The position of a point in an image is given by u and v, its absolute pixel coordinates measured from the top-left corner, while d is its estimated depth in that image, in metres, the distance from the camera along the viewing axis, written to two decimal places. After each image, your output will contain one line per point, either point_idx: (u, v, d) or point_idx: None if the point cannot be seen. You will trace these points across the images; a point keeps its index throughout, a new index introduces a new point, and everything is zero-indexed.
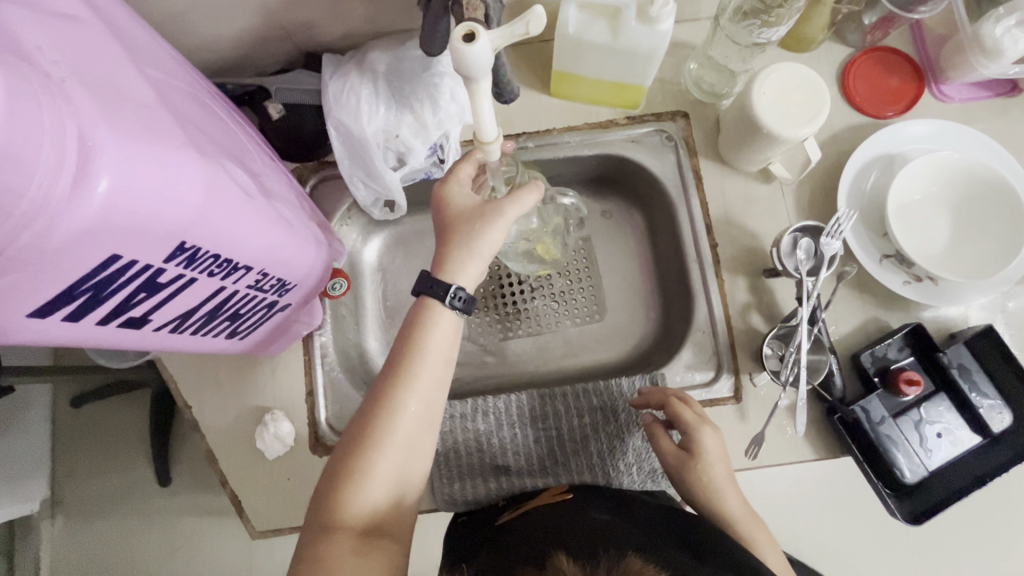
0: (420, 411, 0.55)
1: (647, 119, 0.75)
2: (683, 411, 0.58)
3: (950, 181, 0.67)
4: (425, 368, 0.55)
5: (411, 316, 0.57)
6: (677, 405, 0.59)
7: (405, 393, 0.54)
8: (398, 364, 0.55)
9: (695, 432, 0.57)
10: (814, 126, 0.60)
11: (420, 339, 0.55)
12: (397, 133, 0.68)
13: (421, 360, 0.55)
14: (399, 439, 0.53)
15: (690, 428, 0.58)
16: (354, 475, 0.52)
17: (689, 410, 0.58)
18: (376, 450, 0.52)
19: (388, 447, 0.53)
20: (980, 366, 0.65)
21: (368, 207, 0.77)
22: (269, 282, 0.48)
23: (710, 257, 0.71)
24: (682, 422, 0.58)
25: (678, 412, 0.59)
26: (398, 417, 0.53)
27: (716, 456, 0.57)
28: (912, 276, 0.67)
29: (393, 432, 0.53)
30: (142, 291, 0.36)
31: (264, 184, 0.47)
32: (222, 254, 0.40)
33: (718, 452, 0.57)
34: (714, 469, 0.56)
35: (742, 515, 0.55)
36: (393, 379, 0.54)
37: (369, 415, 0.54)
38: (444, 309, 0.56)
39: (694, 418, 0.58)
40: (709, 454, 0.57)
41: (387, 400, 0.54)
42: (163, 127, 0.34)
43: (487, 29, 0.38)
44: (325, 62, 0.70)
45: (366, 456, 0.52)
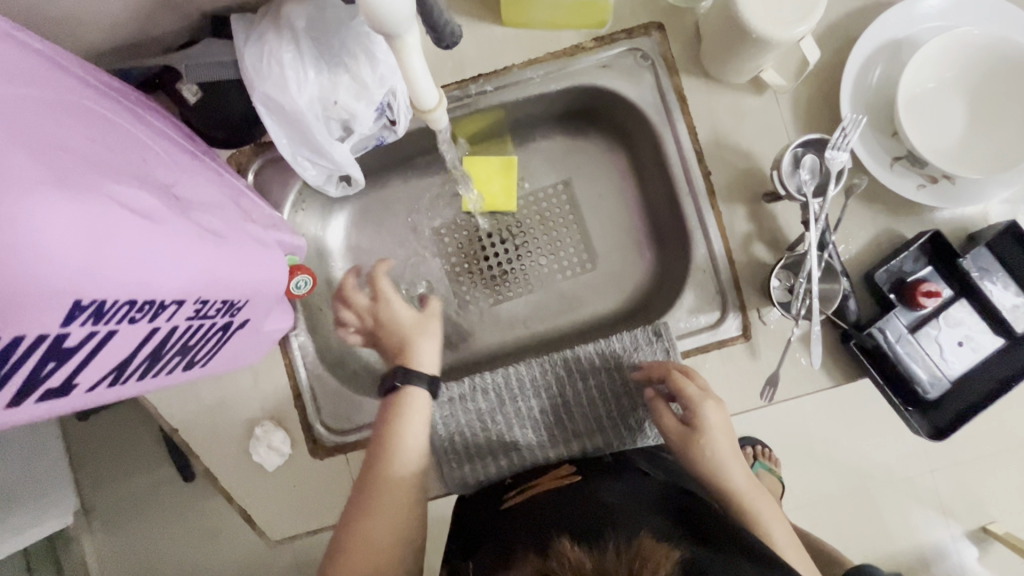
0: (412, 472, 0.56)
1: (618, 38, 0.65)
2: (685, 385, 0.57)
3: (969, 63, 0.59)
4: (407, 440, 0.57)
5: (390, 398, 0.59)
6: (679, 379, 0.58)
7: (392, 466, 0.56)
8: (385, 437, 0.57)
9: (697, 403, 0.56)
10: (812, 23, 0.52)
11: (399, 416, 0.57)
12: (334, 99, 0.60)
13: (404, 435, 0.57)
14: (388, 506, 0.54)
15: (693, 403, 0.56)
16: (346, 549, 0.51)
17: (691, 383, 0.57)
18: (366, 521, 0.53)
19: (381, 517, 0.53)
20: (1000, 265, 0.61)
21: (322, 186, 0.70)
22: (213, 307, 0.42)
23: (704, 188, 0.65)
24: (684, 396, 0.57)
25: (680, 384, 0.57)
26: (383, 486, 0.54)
27: (718, 430, 0.55)
28: (926, 178, 0.60)
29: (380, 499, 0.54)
30: (49, 361, 0.30)
31: (178, 197, 0.40)
32: (139, 298, 0.33)
33: (721, 425, 0.56)
34: (715, 442, 0.55)
35: (746, 484, 0.54)
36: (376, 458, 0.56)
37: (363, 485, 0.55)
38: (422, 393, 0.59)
39: (697, 392, 0.56)
40: (709, 427, 0.55)
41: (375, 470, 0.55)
42: (10, 166, 0.27)
43: None
44: (235, 25, 0.59)
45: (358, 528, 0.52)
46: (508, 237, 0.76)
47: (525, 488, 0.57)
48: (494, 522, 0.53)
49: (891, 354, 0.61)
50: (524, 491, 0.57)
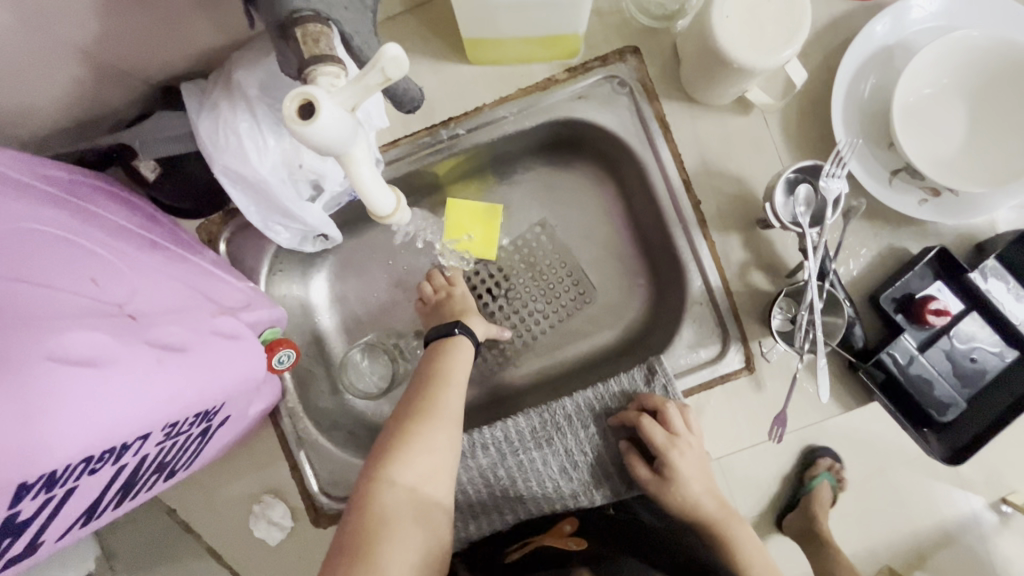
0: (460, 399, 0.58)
1: (592, 66, 0.62)
2: (655, 433, 0.57)
3: (965, 67, 0.55)
4: (457, 366, 0.59)
5: (434, 345, 0.61)
6: (647, 428, 0.57)
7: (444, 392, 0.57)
8: (433, 374, 0.58)
9: (665, 450, 0.56)
10: (796, 45, 0.48)
11: (449, 350, 0.60)
12: (299, 163, 0.57)
13: (453, 363, 0.60)
14: (443, 421, 0.55)
15: (663, 453, 0.56)
16: (400, 449, 0.52)
17: (661, 432, 0.56)
18: (430, 424, 0.54)
19: (435, 423, 0.55)
20: (1013, 275, 0.58)
21: (299, 245, 0.67)
22: (186, 423, 0.40)
23: (695, 218, 0.62)
24: (654, 447, 0.56)
25: (650, 434, 0.57)
26: (437, 403, 0.56)
27: (693, 477, 0.56)
28: (928, 192, 0.57)
29: (435, 419, 0.55)
30: (4, 537, 0.28)
31: (135, 316, 0.38)
32: (96, 450, 0.31)
33: (695, 468, 0.56)
34: (691, 489, 0.55)
35: (721, 514, 0.55)
36: (426, 381, 0.58)
37: (411, 409, 0.56)
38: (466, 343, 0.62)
39: (665, 442, 0.56)
40: (684, 475, 0.56)
41: (427, 398, 0.56)
42: None
43: (326, 89, 0.27)
44: (188, 95, 0.56)
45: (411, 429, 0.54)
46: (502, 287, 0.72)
47: (528, 541, 0.56)
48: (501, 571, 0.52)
49: (903, 378, 0.58)
50: (527, 544, 0.55)
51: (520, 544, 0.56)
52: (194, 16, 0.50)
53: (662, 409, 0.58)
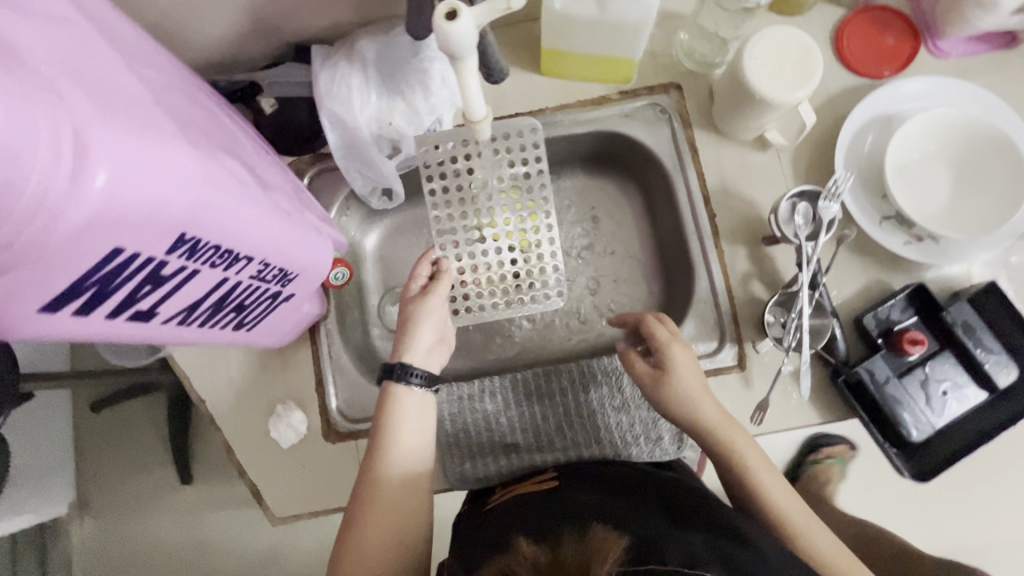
0: (402, 475, 0.57)
1: (640, 93, 0.74)
2: (657, 331, 0.60)
3: (950, 138, 0.66)
4: (404, 422, 0.58)
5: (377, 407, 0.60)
6: (652, 324, 0.61)
7: (382, 476, 0.57)
8: (374, 450, 0.58)
9: (666, 344, 0.59)
10: (807, 90, 0.60)
11: (393, 404, 0.59)
12: (389, 120, 0.69)
13: (399, 421, 0.58)
14: (379, 517, 0.55)
15: (664, 345, 0.59)
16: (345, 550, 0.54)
17: (664, 330, 0.60)
18: (367, 519, 0.55)
19: (373, 521, 0.55)
20: (984, 323, 0.65)
21: (365, 197, 0.78)
22: (271, 273, 0.49)
23: (709, 228, 0.71)
24: (655, 339, 0.60)
25: (653, 329, 0.60)
26: (383, 474, 0.57)
27: (688, 369, 0.58)
28: (912, 236, 0.66)
29: (374, 513, 0.55)
30: (148, 283, 0.37)
31: (260, 177, 0.48)
32: (223, 246, 0.40)
33: (688, 366, 0.58)
34: (685, 379, 0.58)
35: (718, 421, 0.57)
36: (374, 450, 0.58)
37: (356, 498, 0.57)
38: (406, 392, 0.59)
39: (667, 337, 0.60)
40: (681, 367, 0.58)
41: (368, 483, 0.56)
42: (154, 122, 0.34)
43: (468, 6, 0.38)
44: (314, 52, 0.69)
45: (364, 506, 0.56)
46: (455, 206, 0.68)
47: (511, 488, 0.62)
48: (477, 523, 0.57)
49: (878, 395, 0.64)
50: (508, 491, 0.61)
51: (503, 490, 0.62)
52: None
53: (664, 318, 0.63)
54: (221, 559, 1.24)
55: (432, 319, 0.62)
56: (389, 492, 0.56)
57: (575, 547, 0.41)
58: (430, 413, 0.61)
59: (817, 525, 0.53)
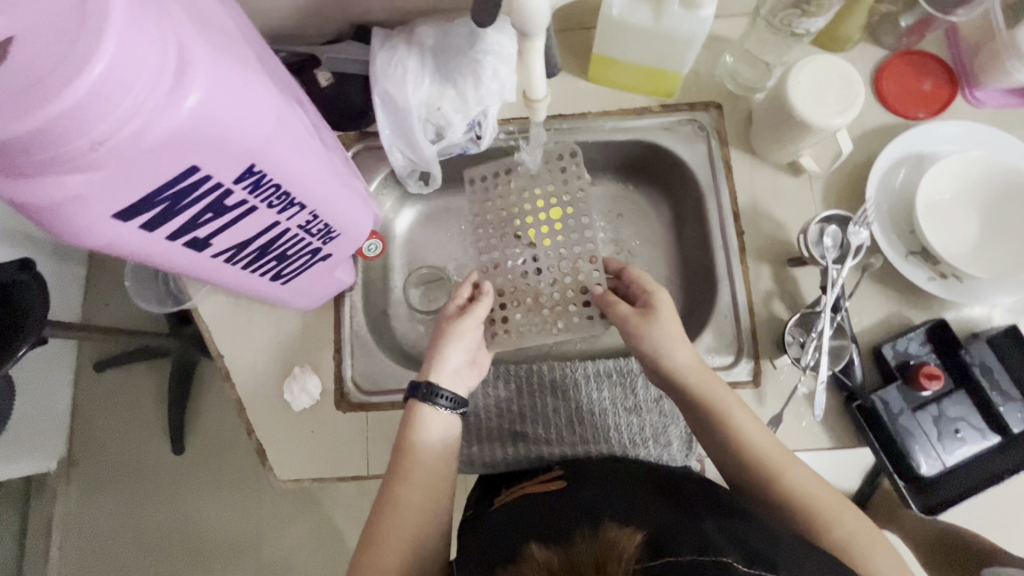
0: (420, 492, 0.56)
1: (681, 108, 0.76)
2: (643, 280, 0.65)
3: (981, 182, 0.68)
4: (427, 444, 0.58)
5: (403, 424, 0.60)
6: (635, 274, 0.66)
7: (401, 490, 0.56)
8: (397, 465, 0.58)
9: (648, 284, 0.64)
10: (847, 118, 0.62)
11: (416, 423, 0.59)
12: (438, 106, 0.70)
13: (422, 443, 0.58)
14: (396, 532, 0.54)
15: (647, 290, 0.64)
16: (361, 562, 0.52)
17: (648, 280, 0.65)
18: (385, 532, 0.54)
19: (390, 534, 0.54)
20: (1002, 366, 0.65)
21: (403, 177, 0.80)
22: (317, 226, 0.50)
23: (736, 244, 0.72)
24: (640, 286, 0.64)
25: (635, 276, 0.66)
26: (401, 495, 0.56)
27: (671, 314, 0.61)
28: (936, 272, 0.67)
29: (391, 526, 0.54)
30: (210, 210, 0.38)
31: (321, 133, 0.50)
32: (283, 187, 0.42)
33: (667, 309, 0.62)
34: (668, 322, 0.61)
35: (703, 379, 0.58)
36: (397, 465, 0.58)
37: (376, 511, 0.56)
38: (432, 410, 0.60)
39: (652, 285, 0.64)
40: (664, 309, 0.62)
41: (389, 496, 0.56)
42: (243, 56, 0.36)
43: None
44: (375, 34, 0.72)
45: (382, 526, 0.54)
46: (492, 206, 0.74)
47: (517, 489, 0.61)
48: (485, 525, 0.56)
49: (890, 425, 0.64)
50: (515, 490, 0.61)
51: (509, 490, 0.62)
52: None
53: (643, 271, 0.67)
54: (203, 533, 1.23)
55: (464, 339, 0.63)
56: (409, 515, 0.55)
57: (590, 543, 0.40)
58: (454, 434, 0.61)
59: (797, 461, 0.55)
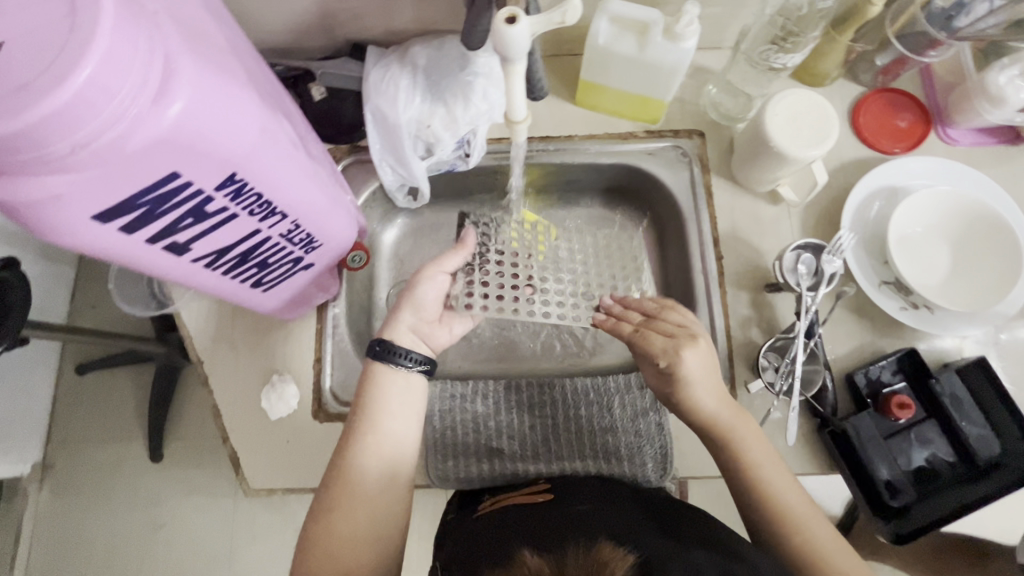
0: (376, 456, 0.58)
1: (665, 135, 0.79)
2: (655, 340, 0.61)
3: (951, 216, 0.70)
4: (384, 409, 0.59)
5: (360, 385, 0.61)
6: (653, 334, 0.62)
7: (355, 456, 0.57)
8: (352, 426, 0.59)
9: (660, 353, 0.60)
10: (823, 149, 0.64)
11: (377, 382, 0.61)
12: (428, 124, 0.71)
13: (381, 404, 0.59)
14: (350, 499, 0.56)
15: (674, 355, 0.60)
16: (321, 523, 0.55)
17: (660, 338, 0.61)
18: (339, 498, 0.55)
19: (345, 499, 0.55)
20: (971, 396, 0.67)
21: (392, 192, 0.81)
22: (299, 236, 0.51)
23: (715, 269, 0.74)
24: (657, 351, 0.61)
25: (645, 341, 0.62)
26: (357, 456, 0.57)
27: (699, 377, 0.59)
28: (908, 302, 0.69)
29: (347, 491, 0.56)
30: (190, 216, 0.39)
31: (307, 145, 0.51)
32: (264, 196, 0.43)
33: (702, 368, 0.59)
34: (694, 387, 0.59)
35: (730, 416, 0.59)
36: (351, 426, 0.59)
37: (331, 474, 0.57)
38: (391, 370, 0.61)
39: (670, 344, 0.60)
40: (692, 375, 0.59)
41: (344, 461, 0.57)
42: (231, 68, 0.38)
43: (527, 15, 0.42)
44: (369, 52, 0.74)
45: (339, 488, 0.56)
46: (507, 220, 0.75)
47: (500, 499, 0.61)
48: (468, 532, 0.56)
49: (862, 452, 0.65)
50: (497, 501, 0.61)
51: (492, 499, 0.62)
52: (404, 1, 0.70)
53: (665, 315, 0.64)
54: (175, 544, 1.21)
55: (427, 286, 0.66)
56: (361, 476, 0.57)
57: (581, 563, 0.41)
58: (414, 396, 0.62)
59: (799, 493, 0.56)
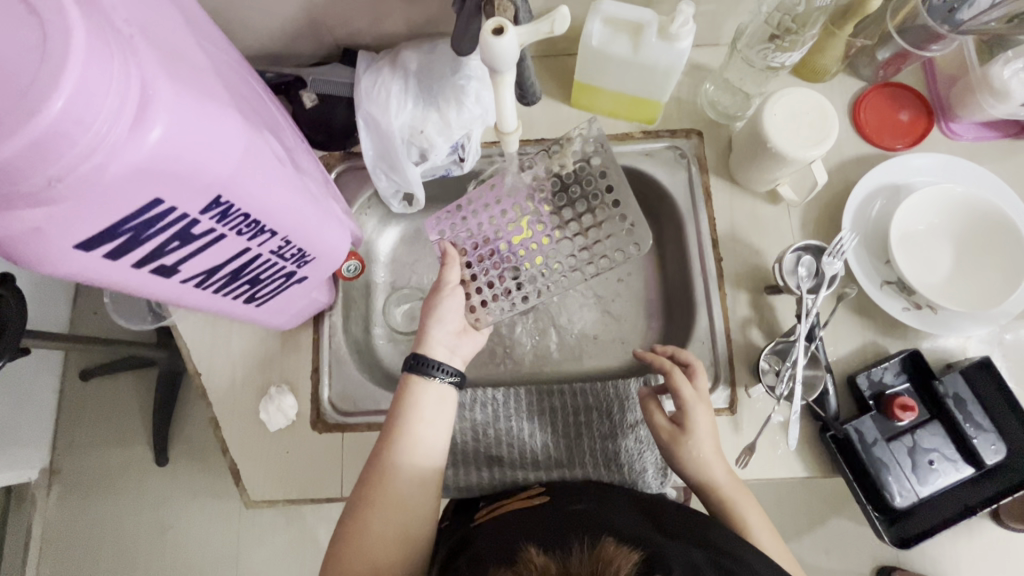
0: (419, 456, 0.59)
1: (662, 135, 0.77)
2: (683, 387, 0.62)
3: (953, 214, 0.69)
4: (421, 418, 0.60)
5: (398, 391, 0.62)
6: (680, 380, 0.62)
7: (395, 458, 0.58)
8: (393, 429, 0.60)
9: (685, 400, 0.61)
10: (822, 150, 0.63)
11: (411, 393, 0.61)
12: (421, 129, 0.70)
13: (417, 410, 0.60)
14: (387, 500, 0.57)
15: (687, 404, 0.61)
16: (362, 514, 0.56)
17: (689, 387, 0.62)
18: (374, 500, 0.56)
19: (384, 494, 0.57)
20: (976, 397, 0.66)
21: (387, 199, 0.79)
22: (290, 251, 0.50)
23: (715, 271, 0.73)
24: (680, 397, 0.61)
25: (677, 385, 0.62)
26: (396, 462, 0.58)
27: (704, 433, 0.61)
28: (911, 303, 0.68)
29: (384, 490, 0.57)
30: (176, 240, 0.39)
31: (295, 160, 0.50)
32: (252, 216, 0.42)
33: (705, 429, 0.61)
34: (701, 442, 0.60)
35: (729, 483, 0.59)
36: (391, 430, 0.60)
37: (369, 472, 0.58)
38: (427, 385, 0.62)
39: (692, 395, 0.61)
40: (698, 429, 0.60)
41: (384, 462, 0.58)
42: (212, 89, 0.37)
43: (514, 26, 0.42)
44: (360, 58, 0.73)
45: (375, 489, 0.57)
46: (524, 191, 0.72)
47: (497, 506, 0.61)
48: (467, 535, 0.55)
49: (865, 455, 0.64)
50: (495, 507, 0.61)
51: (488, 508, 0.61)
52: (394, 5, 0.68)
53: (692, 365, 0.64)
54: (182, 548, 1.21)
55: (449, 307, 0.67)
56: (399, 477, 0.58)
57: (584, 559, 0.40)
58: (449, 407, 0.63)
59: (775, 542, 0.58)
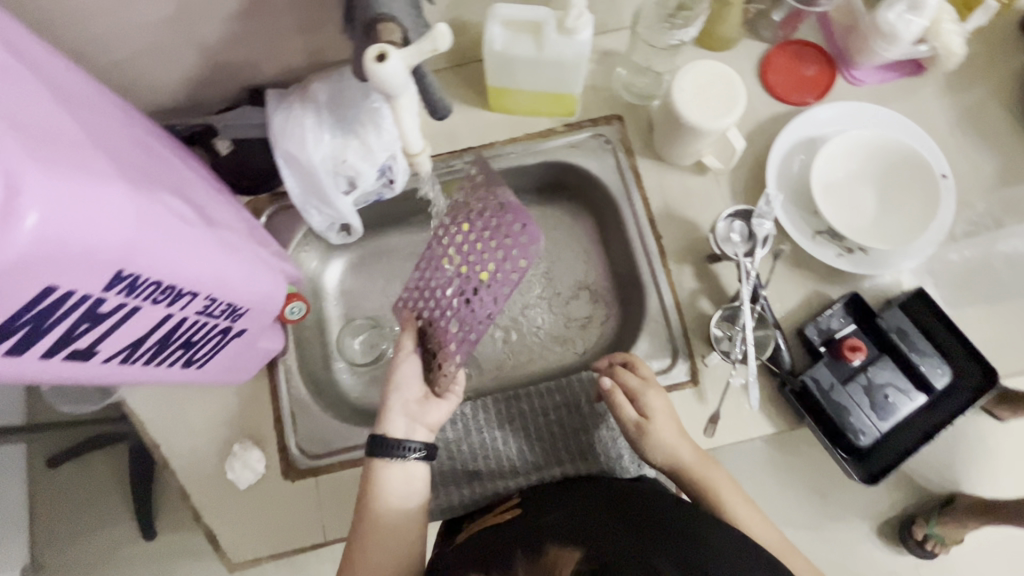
0: (388, 554, 0.56)
1: (584, 125, 0.78)
2: (628, 378, 0.64)
3: (868, 157, 0.72)
4: (388, 507, 0.57)
5: (363, 482, 0.58)
6: (624, 373, 0.64)
7: (369, 557, 0.56)
8: (363, 527, 0.56)
9: (635, 392, 0.63)
10: (733, 117, 0.65)
11: (377, 475, 0.57)
12: (343, 158, 0.69)
13: (384, 501, 0.57)
14: None
15: (638, 393, 0.63)
16: None
17: (633, 376, 0.64)
18: None
19: None
20: (916, 328, 0.69)
21: (324, 232, 0.78)
22: (219, 308, 0.49)
23: (656, 249, 0.74)
24: (626, 388, 0.63)
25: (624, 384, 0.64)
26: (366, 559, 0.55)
27: (662, 416, 0.62)
28: (843, 249, 0.70)
29: None
30: (85, 321, 0.37)
31: (206, 213, 0.49)
32: (165, 281, 0.41)
33: (664, 412, 0.62)
34: (660, 426, 0.61)
35: (694, 459, 0.61)
36: (360, 527, 0.57)
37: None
38: (396, 466, 0.58)
39: (638, 384, 0.63)
40: (655, 414, 0.61)
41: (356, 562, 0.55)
42: (91, 162, 0.36)
43: (397, 49, 0.42)
44: (269, 96, 0.71)
45: None
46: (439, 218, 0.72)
47: (474, 525, 0.60)
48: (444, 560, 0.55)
49: (824, 402, 0.67)
50: (472, 527, 0.60)
51: (471, 525, 0.61)
52: (293, 39, 0.67)
53: (633, 361, 0.65)
54: None
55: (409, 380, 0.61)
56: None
57: None
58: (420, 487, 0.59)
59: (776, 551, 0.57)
